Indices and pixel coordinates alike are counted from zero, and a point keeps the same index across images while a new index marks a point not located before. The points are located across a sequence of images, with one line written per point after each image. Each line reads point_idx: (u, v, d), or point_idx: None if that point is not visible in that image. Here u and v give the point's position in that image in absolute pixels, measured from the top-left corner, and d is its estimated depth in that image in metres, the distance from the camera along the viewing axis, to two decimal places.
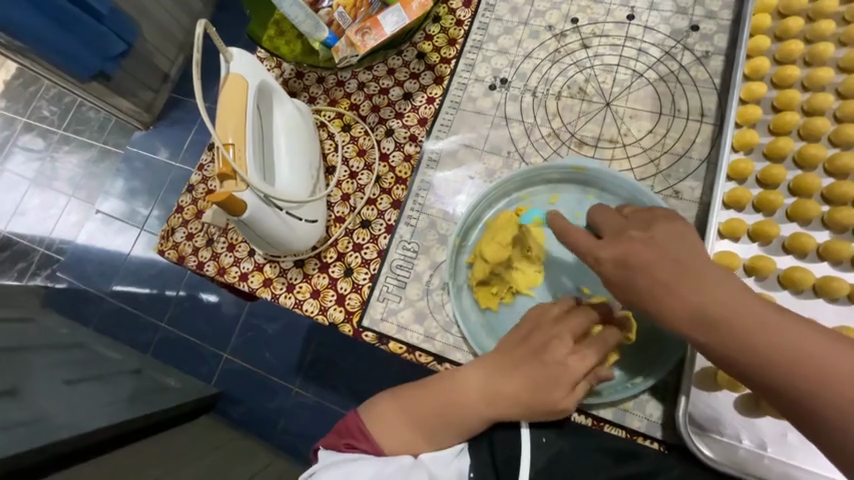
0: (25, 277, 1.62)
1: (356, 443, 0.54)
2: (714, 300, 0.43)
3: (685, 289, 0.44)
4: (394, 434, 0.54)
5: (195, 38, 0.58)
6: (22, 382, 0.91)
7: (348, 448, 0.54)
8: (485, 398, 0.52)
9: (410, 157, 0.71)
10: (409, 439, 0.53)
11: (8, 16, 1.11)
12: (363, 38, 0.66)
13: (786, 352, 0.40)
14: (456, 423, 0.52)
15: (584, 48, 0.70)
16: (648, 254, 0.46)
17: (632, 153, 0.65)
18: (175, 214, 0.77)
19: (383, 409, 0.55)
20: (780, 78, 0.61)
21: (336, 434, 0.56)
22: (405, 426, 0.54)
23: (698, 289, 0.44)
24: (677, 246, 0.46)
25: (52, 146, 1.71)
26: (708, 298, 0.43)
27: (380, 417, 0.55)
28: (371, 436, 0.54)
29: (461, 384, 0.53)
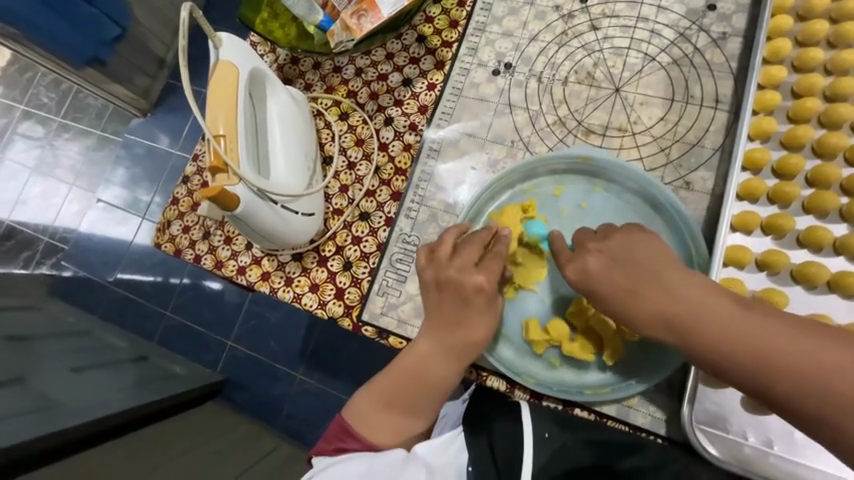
0: (30, 266, 1.63)
1: (346, 445, 0.55)
2: (678, 304, 0.42)
3: (647, 295, 0.44)
4: (380, 426, 0.55)
5: (181, 23, 0.55)
6: (30, 371, 0.92)
7: (339, 452, 0.55)
8: (439, 356, 0.54)
9: (409, 147, 0.69)
10: (393, 423, 0.55)
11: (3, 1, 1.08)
12: (359, 21, 0.63)
13: (761, 349, 0.38)
14: (425, 391, 0.54)
15: (593, 29, 0.67)
16: (607, 266, 0.47)
17: (641, 143, 0.62)
18: (171, 206, 0.75)
19: (365, 408, 0.56)
20: (801, 61, 0.58)
21: (326, 441, 0.57)
22: (384, 414, 0.55)
23: (662, 295, 0.43)
24: (633, 250, 0.47)
25: (50, 134, 1.69)
26: (672, 303, 0.42)
27: (361, 416, 0.56)
28: (357, 434, 0.55)
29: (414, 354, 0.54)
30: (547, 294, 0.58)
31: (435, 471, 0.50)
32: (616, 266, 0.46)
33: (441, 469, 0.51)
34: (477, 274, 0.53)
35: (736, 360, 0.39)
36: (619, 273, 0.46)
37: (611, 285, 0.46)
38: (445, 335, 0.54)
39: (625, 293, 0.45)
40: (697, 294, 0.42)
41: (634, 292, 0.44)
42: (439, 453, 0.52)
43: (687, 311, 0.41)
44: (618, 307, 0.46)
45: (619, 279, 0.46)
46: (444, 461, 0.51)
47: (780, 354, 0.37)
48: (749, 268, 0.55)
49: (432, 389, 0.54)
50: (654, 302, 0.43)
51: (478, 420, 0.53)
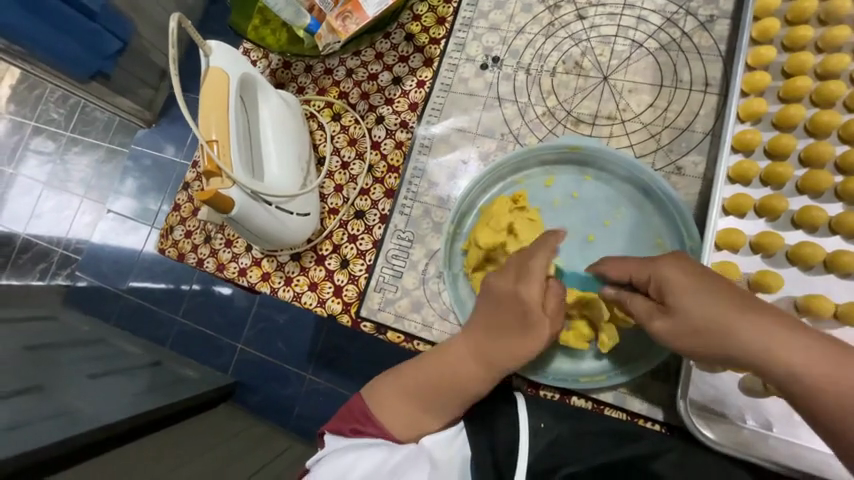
0: (47, 277, 1.67)
1: (363, 428, 0.55)
2: (769, 344, 0.39)
3: (735, 339, 0.40)
4: (400, 414, 0.55)
5: (170, 33, 0.57)
6: (49, 379, 0.96)
7: (354, 434, 0.55)
8: (478, 360, 0.53)
9: (401, 144, 0.70)
10: (411, 415, 0.54)
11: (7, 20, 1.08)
12: (344, 23, 0.64)
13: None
14: (453, 390, 0.53)
15: (579, 19, 0.67)
16: (690, 296, 0.42)
17: (630, 130, 0.62)
18: (173, 212, 0.77)
19: (389, 395, 0.55)
20: (791, 40, 0.57)
21: (342, 419, 0.57)
22: (406, 403, 0.55)
23: (755, 338, 0.39)
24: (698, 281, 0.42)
25: (61, 148, 1.73)
26: (764, 348, 0.39)
27: (383, 400, 0.55)
28: (374, 418, 0.55)
29: (450, 352, 0.54)
30: None
31: (438, 464, 0.52)
32: (703, 298, 0.41)
33: (445, 463, 0.52)
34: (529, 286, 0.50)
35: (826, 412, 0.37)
36: (703, 307, 0.41)
37: (694, 318, 0.41)
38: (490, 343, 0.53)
39: (706, 330, 0.41)
40: (798, 345, 0.38)
41: (721, 330, 0.40)
42: (443, 447, 0.53)
43: (781, 359, 0.38)
44: (690, 344, 0.42)
45: (699, 310, 0.41)
46: (446, 456, 0.53)
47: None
48: (743, 251, 0.54)
49: (461, 391, 0.53)
50: (740, 346, 0.40)
51: (479, 414, 0.55)
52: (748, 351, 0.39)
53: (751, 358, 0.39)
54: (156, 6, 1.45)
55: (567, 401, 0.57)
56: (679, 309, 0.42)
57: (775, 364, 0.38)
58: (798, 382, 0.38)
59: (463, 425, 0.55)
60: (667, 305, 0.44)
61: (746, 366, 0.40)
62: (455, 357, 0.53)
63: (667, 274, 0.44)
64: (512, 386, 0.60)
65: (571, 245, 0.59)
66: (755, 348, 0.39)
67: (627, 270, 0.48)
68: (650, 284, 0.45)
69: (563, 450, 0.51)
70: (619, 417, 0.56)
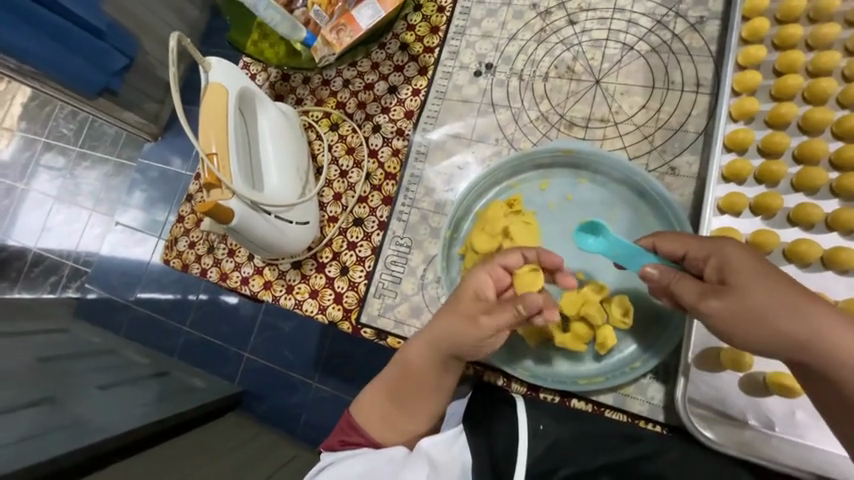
0: (58, 290, 1.70)
1: (349, 438, 0.57)
2: (819, 333, 0.40)
3: (789, 322, 0.41)
4: (379, 420, 0.57)
5: (170, 51, 0.59)
6: (60, 390, 0.97)
7: (343, 445, 0.57)
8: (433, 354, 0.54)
9: (398, 152, 0.71)
10: (389, 419, 0.56)
11: (16, 42, 1.11)
12: (338, 35, 0.65)
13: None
14: (421, 390, 0.55)
15: (570, 24, 0.68)
16: (754, 277, 0.42)
17: (624, 132, 0.63)
18: (177, 224, 0.79)
19: (368, 404, 0.57)
20: (781, 39, 0.58)
21: (334, 435, 0.59)
22: (384, 409, 0.57)
23: (808, 321, 0.41)
24: (759, 270, 0.42)
25: (71, 163, 1.78)
26: (813, 332, 0.40)
27: (363, 410, 0.57)
28: (358, 428, 0.57)
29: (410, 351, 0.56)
30: None
31: (439, 466, 0.52)
32: (764, 279, 0.42)
33: (445, 465, 0.52)
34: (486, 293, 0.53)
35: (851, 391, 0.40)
36: (766, 290, 0.41)
37: (754, 299, 0.41)
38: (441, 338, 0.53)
39: (764, 312, 0.41)
40: (844, 331, 0.40)
41: (778, 313, 0.41)
42: (443, 450, 0.53)
43: (825, 343, 0.40)
44: (743, 325, 0.42)
45: (762, 296, 0.41)
46: (447, 458, 0.53)
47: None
48: None
49: (427, 388, 0.55)
50: (790, 329, 0.41)
51: (479, 416, 0.56)
52: (798, 334, 0.41)
53: (799, 340, 0.41)
54: (161, 22, 1.48)
55: (567, 404, 0.57)
56: (740, 290, 0.42)
57: (819, 352, 0.40)
58: (835, 364, 0.40)
59: (462, 428, 0.56)
60: (725, 283, 0.43)
61: (793, 349, 0.41)
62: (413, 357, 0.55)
63: (728, 254, 0.44)
64: (512, 389, 0.59)
65: (568, 246, 0.60)
66: (805, 331, 0.41)
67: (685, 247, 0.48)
68: (708, 262, 0.45)
69: (562, 452, 0.52)
70: (620, 419, 0.55)
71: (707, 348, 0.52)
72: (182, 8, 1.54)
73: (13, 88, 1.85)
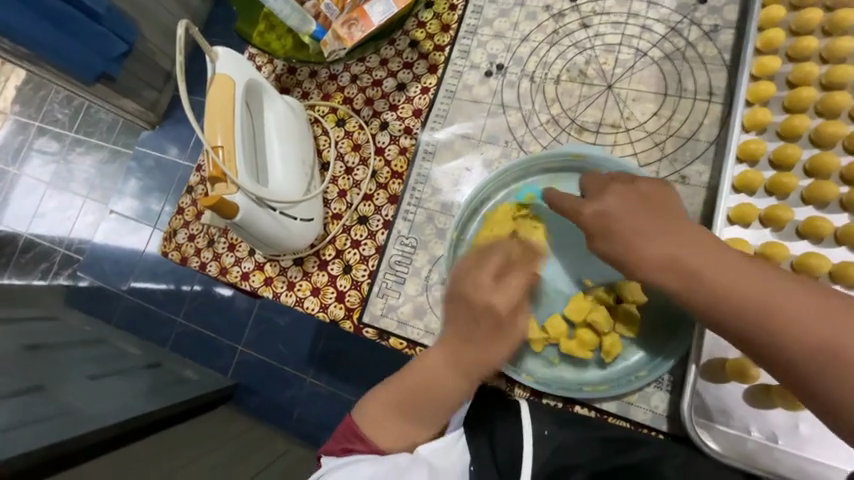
0: (49, 277, 1.67)
1: (353, 447, 0.53)
2: (697, 258, 0.42)
3: (660, 248, 0.44)
4: (388, 429, 0.53)
5: (177, 40, 0.57)
6: (49, 379, 0.95)
7: (346, 452, 0.53)
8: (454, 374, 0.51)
9: (405, 150, 0.70)
10: (400, 429, 0.53)
11: (8, 20, 1.09)
12: (350, 30, 0.64)
13: (759, 302, 0.40)
14: (440, 404, 0.52)
15: (584, 27, 0.67)
16: (632, 216, 0.46)
17: (635, 138, 0.62)
18: (176, 216, 0.77)
19: (373, 410, 0.54)
20: (796, 50, 0.57)
21: (334, 440, 0.55)
22: (392, 421, 0.53)
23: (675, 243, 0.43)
24: (636, 211, 0.47)
25: (65, 148, 1.74)
26: (681, 253, 0.43)
27: (367, 419, 0.54)
28: (364, 436, 0.53)
29: (427, 366, 0.52)
30: (543, 292, 0.59)
31: (438, 471, 0.51)
32: (636, 215, 0.46)
33: (444, 470, 0.51)
34: (495, 292, 0.51)
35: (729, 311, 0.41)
36: (640, 224, 0.46)
37: (627, 232, 0.46)
38: (463, 350, 0.51)
39: (633, 243, 0.45)
40: (708, 249, 0.43)
41: (646, 241, 0.44)
42: (441, 454, 0.52)
43: (696, 263, 0.42)
44: (621, 259, 0.46)
45: (636, 230, 0.45)
46: (445, 463, 0.52)
47: (778, 308, 0.39)
48: None
49: (446, 403, 0.52)
50: (663, 254, 0.43)
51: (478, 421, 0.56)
52: (669, 258, 0.43)
53: (670, 263, 0.43)
54: (162, 8, 1.45)
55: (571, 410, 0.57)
56: (615, 229, 0.46)
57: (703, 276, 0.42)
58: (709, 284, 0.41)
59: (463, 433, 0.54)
60: (603, 227, 0.47)
61: (668, 276, 0.43)
62: (432, 370, 0.52)
63: (603, 202, 0.48)
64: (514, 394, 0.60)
65: (576, 253, 0.59)
66: (674, 253, 0.43)
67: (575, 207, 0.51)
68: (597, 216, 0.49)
69: (568, 457, 0.51)
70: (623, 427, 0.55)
71: (714, 358, 0.52)
72: None
73: (7, 70, 1.80)
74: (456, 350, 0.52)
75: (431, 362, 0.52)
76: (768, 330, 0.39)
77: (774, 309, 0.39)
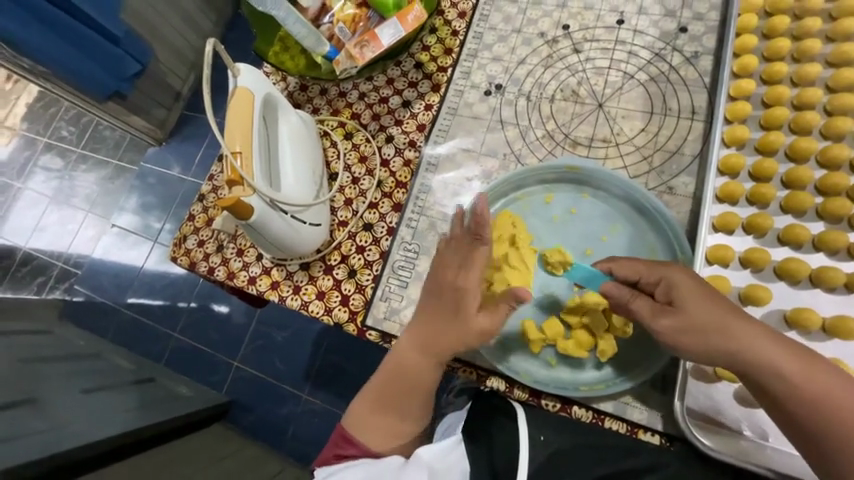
0: (44, 291, 1.67)
1: (344, 451, 0.56)
2: (758, 348, 0.44)
3: (727, 337, 0.45)
4: (376, 429, 0.56)
5: (205, 55, 0.62)
6: (44, 391, 0.94)
7: (339, 459, 0.56)
8: (427, 360, 0.54)
9: (409, 162, 0.74)
10: (387, 425, 0.56)
11: (26, 40, 1.13)
12: (361, 50, 0.70)
13: (822, 394, 0.43)
14: (414, 391, 0.55)
15: (575, 52, 0.73)
16: (696, 297, 0.47)
17: (624, 152, 0.67)
18: (187, 222, 0.80)
19: (361, 414, 0.57)
20: (769, 74, 0.63)
21: (328, 448, 0.58)
22: (376, 420, 0.56)
23: (740, 332, 0.45)
24: (695, 297, 0.47)
25: (71, 164, 1.78)
26: (746, 344, 0.45)
27: (357, 421, 0.57)
28: (355, 440, 0.56)
29: (401, 358, 0.55)
30: (540, 293, 0.62)
31: (437, 474, 0.51)
32: (705, 296, 0.47)
33: (443, 472, 0.51)
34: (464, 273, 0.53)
35: (792, 398, 0.43)
36: (704, 306, 0.46)
37: (697, 315, 0.46)
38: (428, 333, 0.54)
39: (702, 327, 0.46)
40: (770, 340, 0.45)
41: (714, 328, 0.45)
42: (442, 457, 0.53)
43: (757, 354, 0.44)
44: (691, 343, 0.46)
45: (703, 313, 0.46)
46: (444, 466, 0.52)
47: (837, 396, 0.43)
48: (733, 266, 0.57)
49: (415, 388, 0.55)
50: (730, 345, 0.45)
51: (479, 426, 0.55)
52: (734, 349, 0.45)
53: (736, 353, 0.45)
54: (176, 31, 1.51)
55: (568, 412, 0.58)
56: (685, 309, 0.47)
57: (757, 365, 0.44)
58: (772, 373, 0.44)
59: (461, 438, 0.55)
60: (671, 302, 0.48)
61: (737, 364, 0.45)
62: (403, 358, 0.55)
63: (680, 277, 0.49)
64: (513, 395, 0.60)
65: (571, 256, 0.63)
66: (739, 344, 0.45)
67: (637, 271, 0.51)
68: (659, 286, 0.50)
69: (561, 462, 0.52)
70: (620, 428, 0.57)
71: None
72: (197, 19, 1.58)
73: (20, 89, 1.88)
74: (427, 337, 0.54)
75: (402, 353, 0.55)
76: (831, 418, 0.42)
77: (833, 396, 0.43)
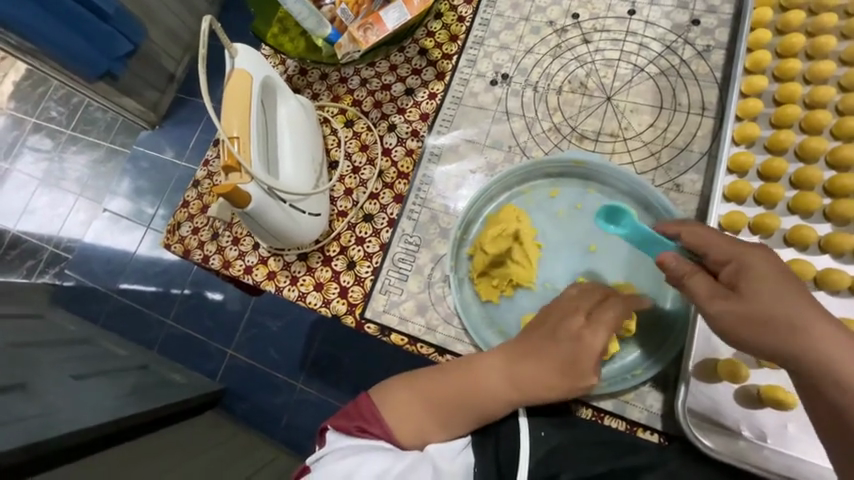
0: (34, 275, 1.64)
1: (369, 428, 0.54)
2: (832, 350, 0.40)
3: (790, 329, 0.41)
4: (409, 421, 0.54)
5: (201, 33, 0.59)
6: (34, 376, 0.93)
7: (361, 433, 0.54)
8: (507, 390, 0.53)
9: (412, 152, 0.72)
10: (421, 419, 0.54)
11: (8, 10, 1.08)
12: (365, 34, 0.67)
13: None
14: (474, 410, 0.53)
15: (585, 43, 0.71)
16: (772, 286, 0.43)
17: (632, 147, 0.65)
18: (181, 208, 0.78)
19: (403, 399, 0.55)
20: (782, 71, 0.61)
21: (345, 416, 0.56)
22: (419, 416, 0.54)
23: (802, 323, 0.41)
24: (768, 287, 0.43)
25: (61, 145, 1.73)
26: (810, 339, 0.41)
27: (393, 403, 0.55)
28: (383, 421, 0.54)
29: (477, 376, 0.53)
30: (542, 290, 0.61)
31: (443, 474, 0.52)
32: (780, 285, 0.43)
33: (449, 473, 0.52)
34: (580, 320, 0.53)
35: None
36: (778, 297, 0.42)
37: (764, 306, 0.42)
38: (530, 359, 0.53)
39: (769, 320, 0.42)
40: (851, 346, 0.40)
41: (783, 325, 0.41)
42: (449, 459, 0.53)
43: (828, 355, 0.40)
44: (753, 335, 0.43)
45: (773, 303, 0.42)
46: (451, 468, 0.53)
47: None
48: None
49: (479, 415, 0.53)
50: (799, 342, 0.41)
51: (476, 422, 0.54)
52: (805, 342, 0.41)
53: (802, 353, 0.41)
54: (169, 9, 1.46)
55: (568, 409, 0.57)
56: (751, 296, 0.43)
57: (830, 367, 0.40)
58: (832, 372, 0.40)
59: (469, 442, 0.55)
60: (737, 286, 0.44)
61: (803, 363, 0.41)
62: (487, 380, 0.53)
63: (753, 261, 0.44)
64: None
65: (574, 252, 0.61)
66: (804, 339, 0.41)
67: (709, 245, 0.47)
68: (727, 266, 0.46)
69: (559, 459, 0.52)
70: (619, 426, 0.56)
71: (707, 357, 0.53)
72: None
73: (7, 66, 1.81)
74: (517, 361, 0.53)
75: (479, 372, 0.54)
76: None
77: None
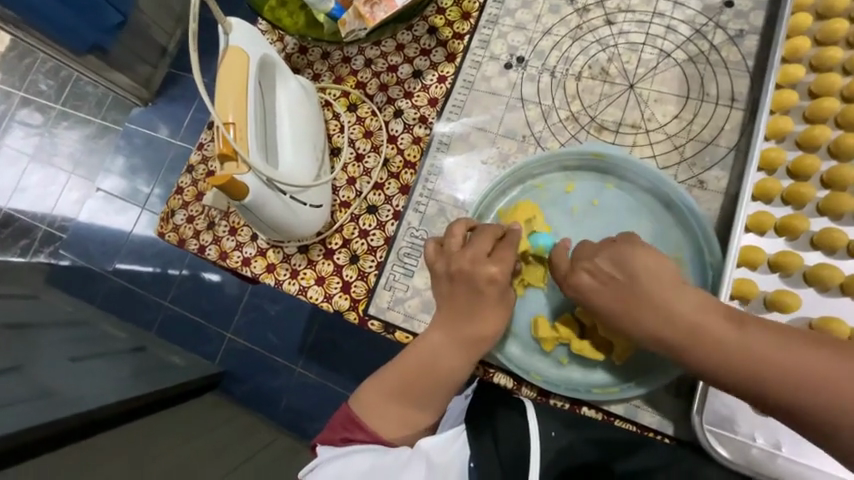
0: (28, 254, 1.61)
1: (353, 436, 0.53)
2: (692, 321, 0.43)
3: (649, 311, 0.45)
4: (390, 417, 0.53)
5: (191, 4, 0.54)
6: (30, 358, 0.91)
7: (345, 443, 0.53)
8: (458, 353, 0.52)
9: (419, 140, 0.68)
10: (402, 416, 0.53)
11: None
12: (373, 9, 0.62)
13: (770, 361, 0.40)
14: (439, 384, 0.52)
15: (608, 24, 0.66)
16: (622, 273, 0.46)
17: (655, 140, 0.61)
18: (175, 195, 0.74)
19: (376, 398, 0.54)
20: (819, 61, 0.57)
21: (332, 430, 0.55)
22: (395, 409, 0.53)
23: (660, 302, 0.44)
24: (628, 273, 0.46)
25: (50, 121, 1.66)
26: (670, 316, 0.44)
27: (368, 405, 0.54)
28: (364, 425, 0.53)
29: (425, 349, 0.53)
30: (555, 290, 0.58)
31: (436, 468, 0.50)
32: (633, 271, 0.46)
33: (443, 467, 0.50)
34: (489, 264, 0.52)
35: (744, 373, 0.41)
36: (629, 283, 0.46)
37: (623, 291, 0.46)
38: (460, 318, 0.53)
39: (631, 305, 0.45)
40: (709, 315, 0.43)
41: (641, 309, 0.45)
42: (441, 450, 0.51)
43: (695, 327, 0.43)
44: (631, 319, 0.46)
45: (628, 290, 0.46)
46: (445, 459, 0.50)
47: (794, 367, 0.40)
48: (761, 269, 0.54)
49: (448, 386, 0.53)
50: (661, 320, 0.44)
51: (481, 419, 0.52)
52: (668, 318, 0.44)
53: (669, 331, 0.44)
54: None
55: (577, 411, 0.57)
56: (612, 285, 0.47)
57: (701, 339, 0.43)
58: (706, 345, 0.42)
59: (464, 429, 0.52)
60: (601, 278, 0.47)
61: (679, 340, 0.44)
62: (436, 353, 0.52)
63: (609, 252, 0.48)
64: (521, 393, 0.59)
65: None
66: (667, 317, 0.44)
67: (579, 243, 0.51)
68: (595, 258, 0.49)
69: (569, 462, 0.50)
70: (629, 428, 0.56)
71: None
72: None
73: None
74: (454, 324, 0.53)
75: (426, 347, 0.53)
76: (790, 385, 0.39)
77: (826, 375, 0.39)
